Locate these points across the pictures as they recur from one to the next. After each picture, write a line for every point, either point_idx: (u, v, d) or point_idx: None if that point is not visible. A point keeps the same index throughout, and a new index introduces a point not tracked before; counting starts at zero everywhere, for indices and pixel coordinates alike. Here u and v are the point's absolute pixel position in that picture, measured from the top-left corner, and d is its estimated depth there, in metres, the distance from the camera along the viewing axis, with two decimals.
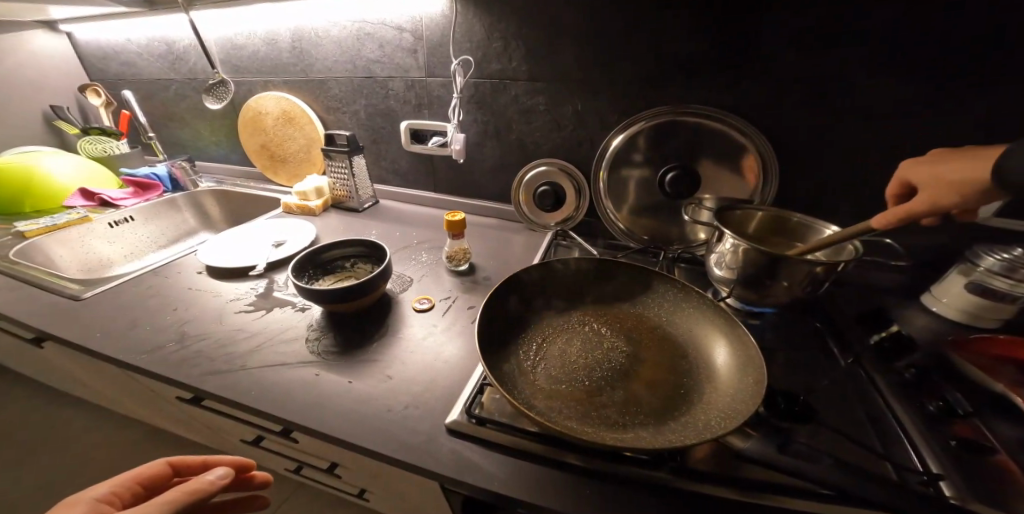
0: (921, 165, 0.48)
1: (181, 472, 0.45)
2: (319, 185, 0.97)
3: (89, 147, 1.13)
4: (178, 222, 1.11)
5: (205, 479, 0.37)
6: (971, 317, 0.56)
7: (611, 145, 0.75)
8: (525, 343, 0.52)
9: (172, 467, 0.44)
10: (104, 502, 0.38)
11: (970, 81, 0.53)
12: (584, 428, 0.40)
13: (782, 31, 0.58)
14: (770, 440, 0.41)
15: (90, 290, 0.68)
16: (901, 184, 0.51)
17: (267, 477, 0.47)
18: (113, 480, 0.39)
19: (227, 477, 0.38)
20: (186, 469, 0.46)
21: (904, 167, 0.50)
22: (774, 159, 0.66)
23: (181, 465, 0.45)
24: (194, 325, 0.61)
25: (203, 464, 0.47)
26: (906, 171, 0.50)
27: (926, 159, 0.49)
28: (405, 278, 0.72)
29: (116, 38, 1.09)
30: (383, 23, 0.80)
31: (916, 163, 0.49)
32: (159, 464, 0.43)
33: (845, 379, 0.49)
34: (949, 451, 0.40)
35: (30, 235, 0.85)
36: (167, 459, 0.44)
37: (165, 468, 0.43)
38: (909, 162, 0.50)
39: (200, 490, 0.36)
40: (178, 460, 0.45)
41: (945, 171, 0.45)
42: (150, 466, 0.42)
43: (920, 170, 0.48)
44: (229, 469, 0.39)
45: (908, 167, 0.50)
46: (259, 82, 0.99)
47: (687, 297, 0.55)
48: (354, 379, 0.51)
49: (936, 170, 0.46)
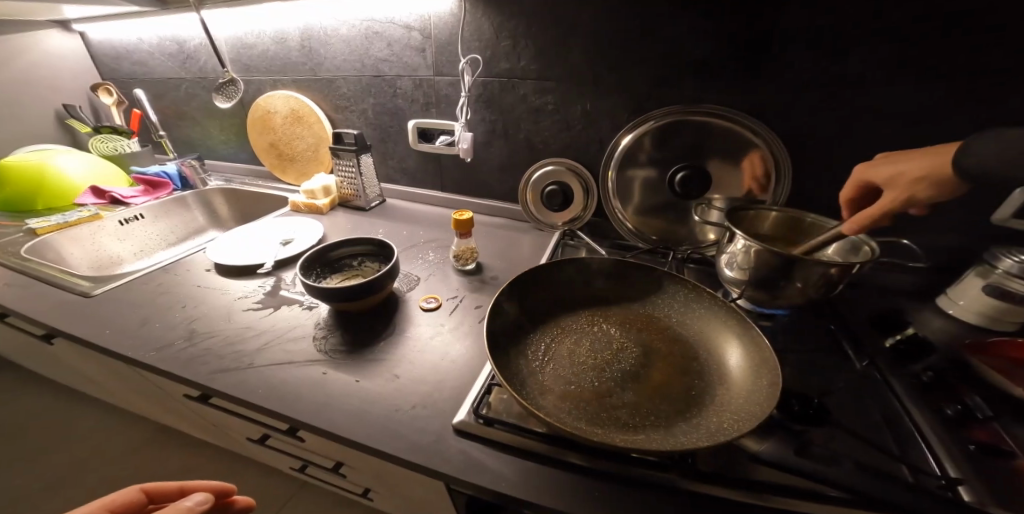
0: (881, 166, 0.51)
1: (157, 499, 0.43)
2: (327, 184, 0.97)
3: (100, 145, 1.14)
4: (187, 220, 1.12)
5: (181, 506, 0.36)
6: (988, 321, 0.55)
7: (619, 145, 0.74)
8: (533, 344, 0.52)
9: (146, 494, 0.41)
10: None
11: (989, 79, 0.51)
12: (594, 429, 0.40)
13: (794, 30, 0.57)
14: (785, 443, 0.40)
15: (100, 287, 0.69)
16: (855, 188, 0.54)
17: (249, 501, 0.46)
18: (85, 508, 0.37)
19: (206, 503, 0.37)
20: (163, 496, 0.43)
21: (861, 171, 0.53)
22: (787, 160, 0.65)
23: (154, 491, 0.43)
24: (203, 322, 0.61)
25: (179, 490, 0.45)
26: (863, 173, 0.53)
27: (881, 160, 0.52)
28: (412, 278, 0.71)
29: (129, 38, 1.11)
30: (392, 22, 0.80)
31: (870, 165, 0.52)
32: (133, 490, 0.41)
33: (860, 383, 0.48)
34: (968, 455, 0.39)
35: (42, 231, 0.87)
36: (141, 486, 0.41)
37: (139, 496, 0.41)
38: (864, 165, 0.53)
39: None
40: (152, 488, 0.42)
41: (909, 168, 0.48)
42: (121, 494, 0.40)
43: (879, 171, 0.51)
44: (209, 494, 0.38)
45: (865, 169, 0.52)
46: (268, 81, 1.00)
47: (698, 298, 0.55)
48: (362, 378, 0.50)
49: (899, 168, 0.49)
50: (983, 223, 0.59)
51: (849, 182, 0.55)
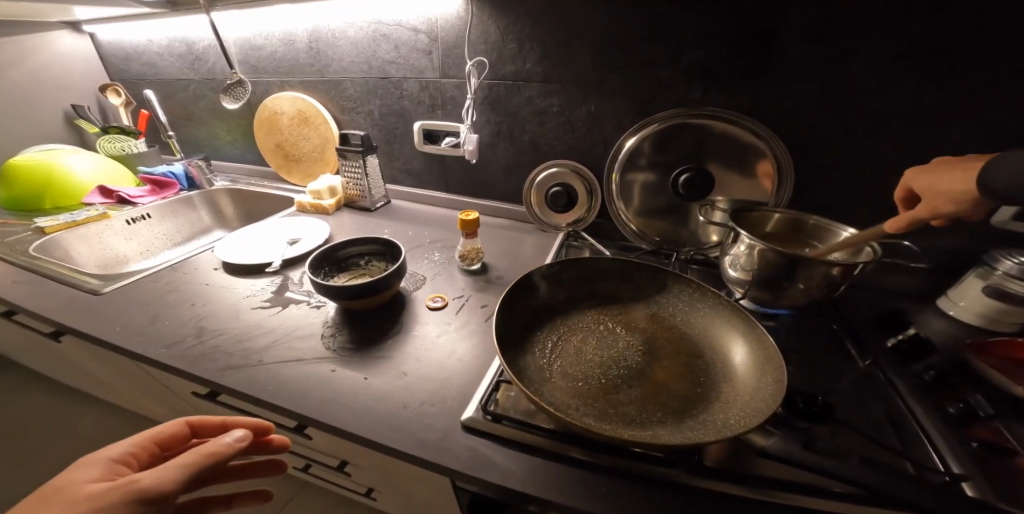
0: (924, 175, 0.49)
1: (200, 435, 0.45)
2: (333, 184, 0.98)
3: (107, 145, 1.15)
4: (192, 220, 1.13)
5: (222, 442, 0.37)
6: (989, 321, 0.56)
7: (623, 147, 0.75)
8: (541, 341, 0.52)
9: (190, 429, 0.44)
10: (121, 463, 0.38)
11: (990, 81, 0.52)
12: (601, 425, 0.40)
13: (796, 33, 0.58)
14: (791, 439, 0.41)
15: (109, 285, 0.70)
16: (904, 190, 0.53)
17: (285, 441, 0.46)
18: (133, 439, 0.40)
19: (244, 440, 0.38)
20: (205, 431, 0.45)
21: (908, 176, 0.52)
22: (790, 163, 0.66)
23: (198, 427, 0.45)
24: (213, 320, 0.62)
25: (222, 426, 0.46)
26: (908, 178, 0.52)
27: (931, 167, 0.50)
28: (418, 277, 0.72)
29: (138, 39, 1.12)
30: (399, 25, 0.81)
31: (918, 172, 0.51)
32: (178, 424, 0.43)
33: (863, 382, 0.48)
34: (972, 452, 0.40)
35: (50, 231, 0.87)
36: (186, 420, 0.44)
37: (182, 430, 0.43)
38: (911, 170, 0.51)
39: (216, 454, 0.36)
40: (197, 422, 0.45)
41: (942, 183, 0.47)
42: (167, 427, 0.43)
43: (920, 178, 0.50)
44: (247, 433, 0.39)
45: (913, 173, 0.51)
46: (276, 82, 1.01)
47: (703, 297, 0.55)
48: (370, 376, 0.51)
49: (933, 181, 0.48)
50: (983, 225, 0.60)
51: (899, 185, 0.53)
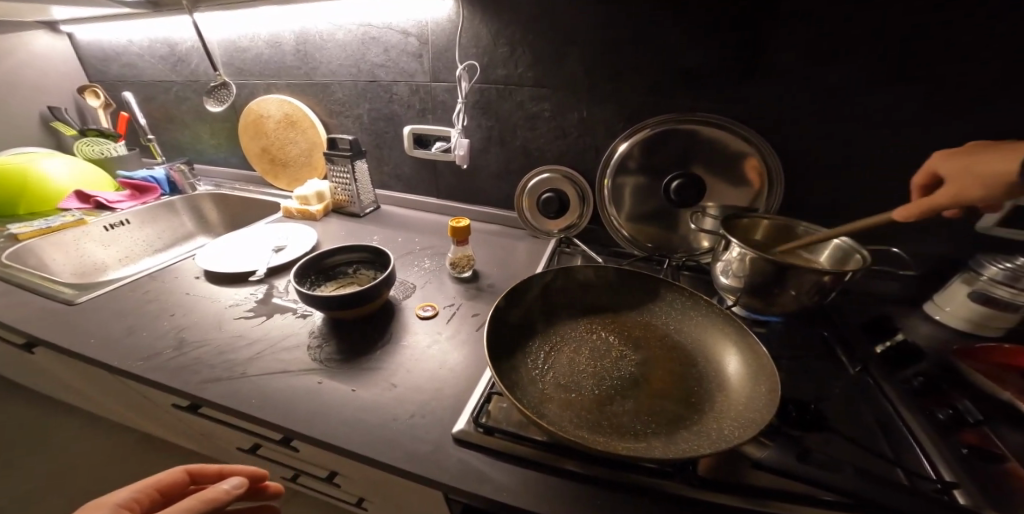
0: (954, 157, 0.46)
1: (199, 481, 0.43)
2: (321, 189, 0.96)
3: (85, 148, 1.10)
4: (173, 226, 1.10)
5: (221, 488, 0.37)
6: (974, 325, 0.56)
7: (616, 152, 0.74)
8: (533, 352, 0.51)
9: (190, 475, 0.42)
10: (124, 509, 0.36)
11: (972, 90, 0.53)
12: (595, 437, 0.40)
13: (787, 39, 0.59)
14: (786, 449, 0.41)
15: (85, 295, 0.67)
16: (926, 176, 0.50)
17: (279, 487, 0.45)
18: (135, 485, 0.38)
19: (242, 487, 0.38)
20: (204, 478, 0.43)
21: (934, 159, 0.49)
22: (780, 170, 0.67)
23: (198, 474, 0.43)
24: (193, 331, 0.59)
25: (218, 473, 0.44)
26: (936, 162, 0.48)
27: (960, 151, 0.47)
28: (408, 286, 0.71)
29: (118, 39, 1.09)
30: (389, 27, 0.80)
31: (947, 154, 0.47)
32: (177, 471, 0.41)
33: (854, 388, 0.49)
34: (962, 458, 0.40)
35: (24, 238, 0.83)
36: (185, 468, 0.42)
37: (181, 477, 0.41)
38: (939, 153, 0.48)
39: (217, 499, 0.36)
40: (196, 468, 0.43)
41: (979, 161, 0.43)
42: (168, 473, 0.41)
43: (949, 161, 0.47)
44: (244, 479, 0.39)
45: (940, 157, 0.48)
46: (262, 85, 0.99)
47: (695, 305, 0.55)
48: (357, 387, 0.49)
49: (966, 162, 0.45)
50: (968, 231, 0.61)
51: (921, 169, 0.50)
